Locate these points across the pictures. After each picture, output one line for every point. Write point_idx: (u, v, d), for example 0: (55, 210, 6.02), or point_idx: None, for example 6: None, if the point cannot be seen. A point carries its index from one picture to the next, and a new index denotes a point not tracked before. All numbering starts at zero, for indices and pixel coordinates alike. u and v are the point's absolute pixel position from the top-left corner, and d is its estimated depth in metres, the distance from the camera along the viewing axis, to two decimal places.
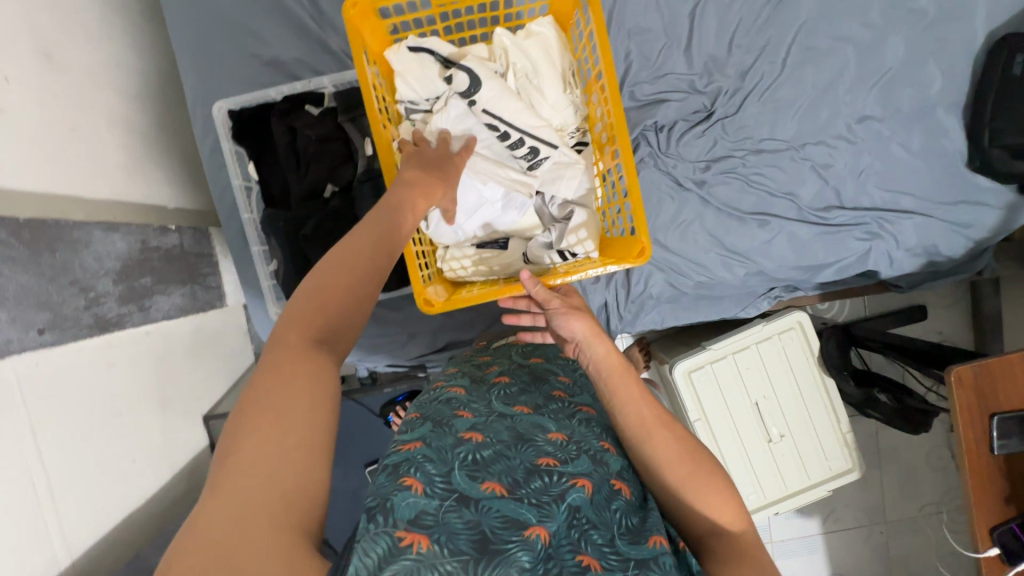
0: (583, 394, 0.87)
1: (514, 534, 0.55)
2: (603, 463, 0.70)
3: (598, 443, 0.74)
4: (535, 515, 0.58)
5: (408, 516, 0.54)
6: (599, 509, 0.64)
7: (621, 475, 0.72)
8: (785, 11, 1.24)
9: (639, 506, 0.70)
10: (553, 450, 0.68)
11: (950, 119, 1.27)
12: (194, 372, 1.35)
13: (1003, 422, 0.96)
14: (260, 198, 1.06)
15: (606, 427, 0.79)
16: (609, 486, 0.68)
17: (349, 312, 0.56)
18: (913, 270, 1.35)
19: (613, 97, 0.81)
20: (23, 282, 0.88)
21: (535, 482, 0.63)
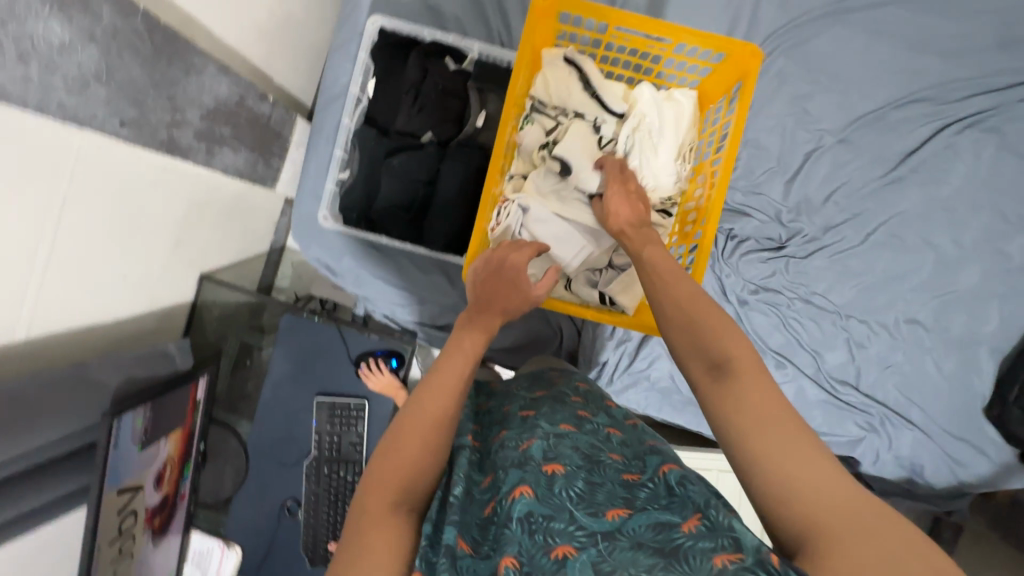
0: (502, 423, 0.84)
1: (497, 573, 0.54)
2: (525, 460, 0.68)
3: (517, 445, 0.72)
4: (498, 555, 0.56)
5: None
6: (547, 501, 0.61)
7: (553, 456, 0.69)
8: (888, 194, 1.29)
9: (578, 468, 0.67)
10: (490, 494, 0.67)
11: (989, 361, 1.29)
12: (216, 231, 1.37)
13: None
14: (363, 113, 1.09)
15: (529, 426, 0.78)
16: (544, 474, 0.65)
17: (418, 462, 0.63)
18: (891, 479, 1.36)
19: (720, 187, 0.85)
20: (133, 75, 0.91)
21: (490, 534, 0.62)
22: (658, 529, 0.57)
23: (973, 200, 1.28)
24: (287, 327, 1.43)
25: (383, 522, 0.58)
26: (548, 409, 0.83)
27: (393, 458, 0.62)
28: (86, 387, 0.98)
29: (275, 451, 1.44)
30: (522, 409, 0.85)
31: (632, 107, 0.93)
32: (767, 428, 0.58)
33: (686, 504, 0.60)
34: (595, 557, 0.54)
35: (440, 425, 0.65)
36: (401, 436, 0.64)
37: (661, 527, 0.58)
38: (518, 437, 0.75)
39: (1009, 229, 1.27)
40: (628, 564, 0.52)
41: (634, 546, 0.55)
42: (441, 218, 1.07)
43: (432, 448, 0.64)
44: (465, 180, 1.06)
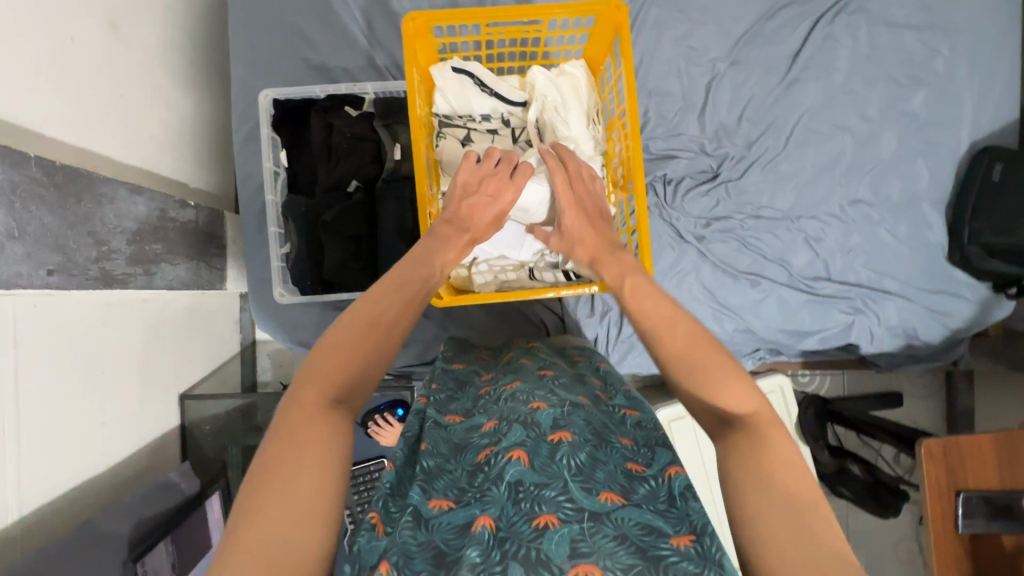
0: (509, 376, 0.82)
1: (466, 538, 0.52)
2: (532, 423, 0.64)
3: (527, 402, 0.68)
4: (476, 511, 0.55)
5: (372, 561, 0.53)
6: (544, 470, 0.58)
7: (562, 423, 0.65)
8: (791, 96, 1.36)
9: (585, 440, 0.63)
10: (489, 439, 0.64)
11: (934, 213, 1.36)
12: (181, 348, 1.35)
13: (968, 500, 0.98)
14: (286, 185, 1.11)
15: (542, 386, 0.75)
16: (547, 442, 0.62)
17: (360, 361, 0.65)
18: (892, 350, 1.41)
19: (633, 136, 0.88)
20: (46, 223, 0.90)
21: (479, 479, 0.59)
22: (647, 529, 0.54)
23: (866, 76, 1.36)
24: None
25: (319, 415, 0.59)
26: (567, 379, 0.80)
27: (333, 357, 0.64)
28: (96, 543, 0.94)
29: None
30: (537, 368, 0.84)
31: (531, 92, 0.97)
32: (769, 481, 0.56)
33: (684, 520, 0.56)
34: (576, 533, 0.51)
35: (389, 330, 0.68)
36: (342, 334, 0.66)
37: (651, 529, 0.54)
38: (531, 394, 0.71)
39: (907, 91, 1.36)
40: (607, 553, 0.50)
41: (618, 539, 0.51)
42: (393, 256, 1.05)
43: (378, 352, 0.67)
44: (402, 213, 1.06)
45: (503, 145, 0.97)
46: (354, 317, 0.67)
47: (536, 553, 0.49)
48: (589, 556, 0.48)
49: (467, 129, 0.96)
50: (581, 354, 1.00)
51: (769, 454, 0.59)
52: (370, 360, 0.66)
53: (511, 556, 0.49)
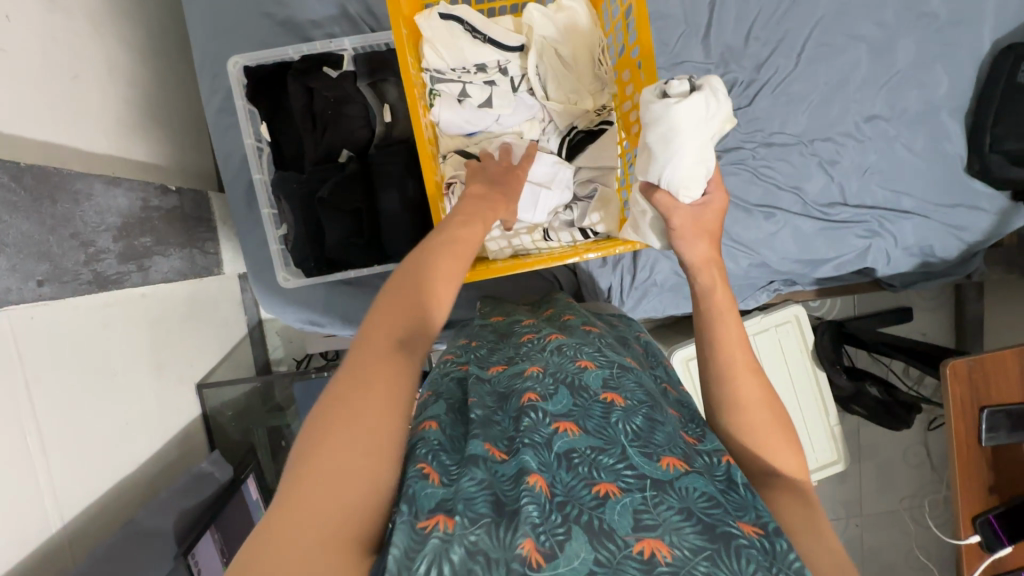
0: (549, 328, 0.84)
1: (522, 488, 0.52)
2: (584, 384, 0.66)
3: (576, 360, 0.70)
4: (529, 460, 0.54)
5: (429, 506, 0.52)
6: (599, 433, 0.60)
7: (613, 385, 0.67)
8: (802, 7, 1.25)
9: (640, 404, 0.64)
10: (534, 387, 0.64)
11: (953, 123, 1.30)
12: (188, 338, 1.31)
13: (993, 415, 0.99)
14: (272, 161, 1.03)
15: (587, 343, 0.77)
16: (600, 403, 0.63)
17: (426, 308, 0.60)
18: (908, 270, 1.39)
19: (648, 77, 0.81)
20: (24, 230, 0.84)
21: (525, 421, 0.59)
22: (712, 502, 0.54)
23: None
24: (302, 396, 1.40)
25: (390, 356, 0.55)
26: (609, 339, 0.83)
27: (397, 296, 0.59)
28: (143, 541, 0.96)
29: None
30: (580, 324, 0.87)
31: (528, 37, 0.91)
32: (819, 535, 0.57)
33: (747, 507, 0.55)
34: (640, 504, 0.52)
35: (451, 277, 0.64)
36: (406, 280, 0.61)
37: (715, 503, 0.54)
38: (578, 351, 0.73)
39: None
40: (672, 528, 0.51)
41: (683, 514, 0.52)
42: (400, 225, 1.00)
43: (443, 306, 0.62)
44: (402, 180, 1.00)
45: (502, 96, 0.91)
46: (388, 306, 0.58)
47: (600, 522, 0.50)
48: (655, 530, 0.50)
49: (462, 83, 0.90)
50: (615, 318, 1.01)
51: (828, 527, 0.58)
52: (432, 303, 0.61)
53: (572, 519, 0.50)
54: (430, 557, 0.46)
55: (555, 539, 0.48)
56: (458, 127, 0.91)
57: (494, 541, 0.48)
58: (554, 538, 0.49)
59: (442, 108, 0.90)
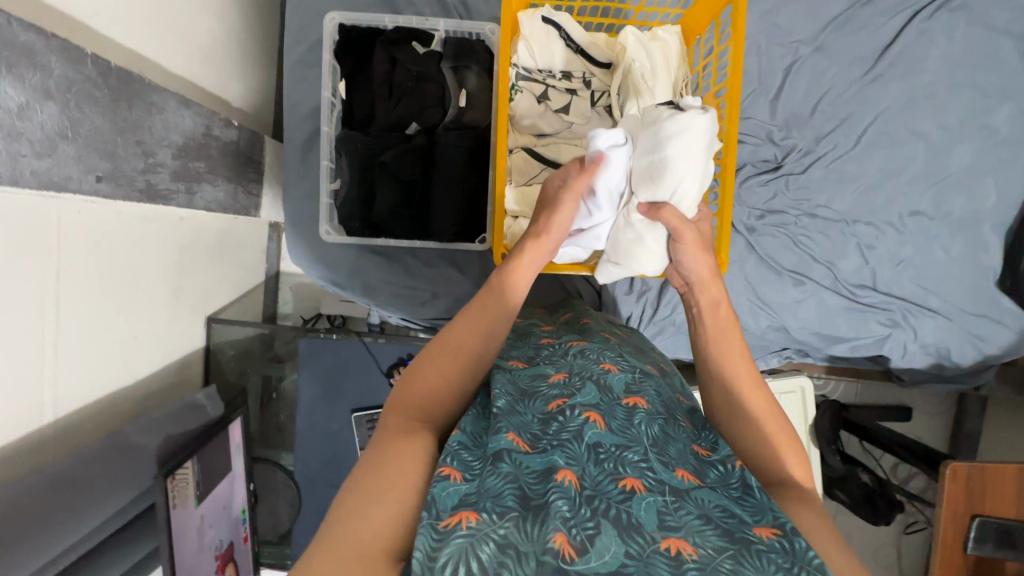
0: (568, 333, 0.88)
1: (551, 483, 0.56)
2: (606, 387, 0.70)
3: (598, 363, 0.74)
4: (560, 460, 0.58)
5: (451, 504, 0.54)
6: (623, 432, 0.64)
7: (634, 390, 0.72)
8: (871, 92, 1.29)
9: (658, 412, 0.69)
10: (559, 391, 0.69)
11: (992, 236, 1.32)
12: (208, 271, 1.32)
13: (983, 525, 0.99)
14: (340, 118, 1.04)
15: (608, 347, 0.81)
16: (622, 406, 0.68)
17: (440, 393, 0.69)
18: (922, 367, 1.39)
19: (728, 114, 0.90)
20: (97, 125, 0.86)
21: (553, 424, 0.63)
22: (729, 513, 0.58)
23: (953, 81, 1.29)
24: (306, 353, 1.38)
25: (408, 428, 0.64)
26: (632, 348, 0.87)
27: (415, 388, 0.69)
28: (125, 454, 0.95)
29: (325, 475, 1.40)
30: (599, 330, 0.91)
31: (617, 56, 0.98)
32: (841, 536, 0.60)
33: (763, 510, 0.59)
34: (661, 504, 0.56)
35: (459, 355, 0.71)
36: (422, 371, 0.70)
37: (733, 514, 0.58)
38: (602, 354, 0.78)
39: (991, 103, 1.29)
40: (694, 530, 0.55)
41: (703, 518, 0.56)
42: (449, 207, 1.02)
43: (458, 388, 0.70)
44: (460, 164, 1.01)
45: (580, 106, 0.98)
46: (411, 381, 0.70)
47: (627, 515, 0.54)
48: (679, 530, 0.54)
49: (545, 84, 0.97)
50: (628, 331, 1.03)
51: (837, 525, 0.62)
52: (444, 383, 0.70)
53: (602, 514, 0.54)
54: (458, 552, 0.49)
55: (585, 533, 0.52)
56: (531, 126, 0.97)
57: (522, 536, 0.52)
58: (585, 533, 0.52)
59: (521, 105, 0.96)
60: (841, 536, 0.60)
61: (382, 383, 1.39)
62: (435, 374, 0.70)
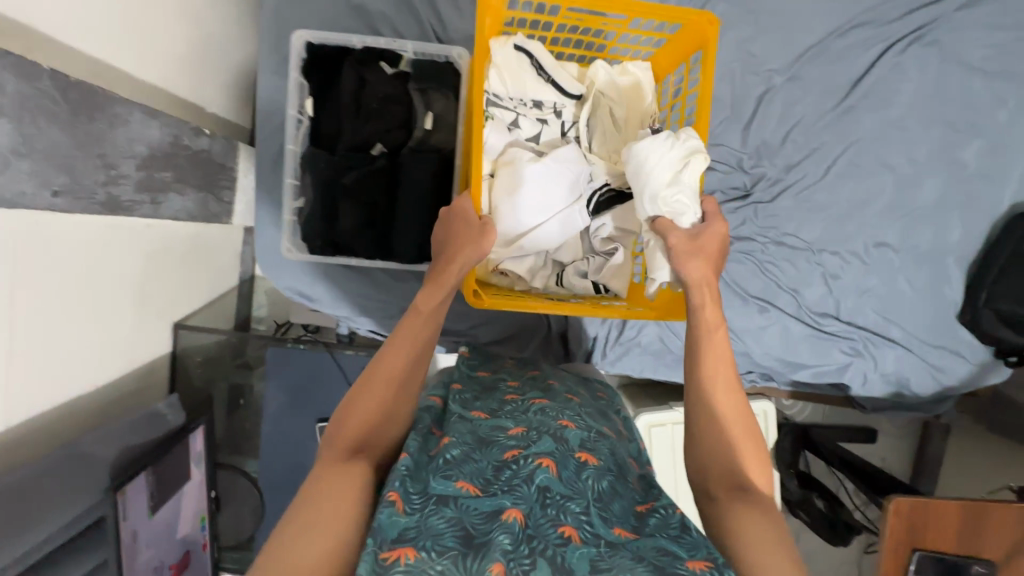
0: (532, 392, 0.97)
1: (496, 525, 0.61)
2: (561, 441, 0.77)
3: (556, 421, 0.82)
4: (509, 501, 0.65)
5: (392, 536, 0.59)
6: (569, 483, 0.71)
7: (587, 448, 0.79)
8: (843, 123, 1.30)
9: (607, 468, 0.78)
10: (517, 442, 0.76)
11: (956, 269, 1.34)
12: (177, 277, 1.33)
13: (922, 559, 1.02)
14: (307, 136, 1.05)
15: (568, 408, 0.90)
16: (574, 461, 0.75)
17: (375, 417, 0.75)
18: (880, 396, 1.41)
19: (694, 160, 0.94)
20: (55, 141, 0.86)
21: (506, 472, 0.71)
22: (664, 552, 0.64)
23: (924, 115, 1.30)
24: (273, 360, 1.39)
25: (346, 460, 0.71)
26: (591, 411, 0.95)
27: (350, 418, 0.75)
28: (79, 466, 0.95)
29: (289, 484, 1.41)
30: (562, 392, 0.99)
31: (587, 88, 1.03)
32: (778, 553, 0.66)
33: (698, 547, 0.65)
34: (595, 555, 0.61)
35: (391, 387, 0.77)
36: (359, 399, 0.75)
37: (667, 553, 0.64)
38: (560, 412, 0.86)
39: (961, 138, 1.30)
40: (626, 568, 0.60)
41: (636, 559, 0.62)
42: (414, 230, 1.03)
43: (389, 412, 0.77)
44: (424, 188, 1.02)
45: (550, 135, 1.03)
46: (348, 409, 0.75)
47: (561, 556, 0.60)
48: (609, 570, 0.59)
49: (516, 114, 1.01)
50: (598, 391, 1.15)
51: (781, 538, 0.68)
52: (379, 413, 0.76)
53: (538, 552, 0.60)
54: None
55: (522, 567, 0.58)
56: (499, 154, 1.00)
57: (459, 569, 0.56)
58: (521, 567, 0.58)
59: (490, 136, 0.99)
60: (791, 560, 0.65)
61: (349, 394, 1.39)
62: (370, 402, 0.76)
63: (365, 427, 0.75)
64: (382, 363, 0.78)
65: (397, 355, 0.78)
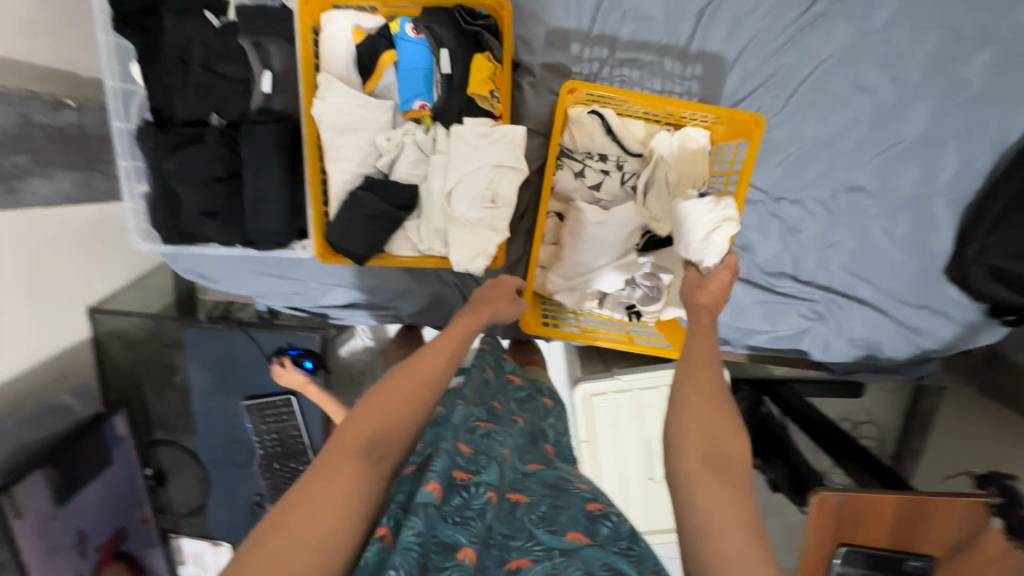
0: (483, 406, 0.85)
1: (451, 561, 0.56)
2: (505, 469, 0.69)
3: (503, 447, 0.73)
4: (462, 538, 0.58)
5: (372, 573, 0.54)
6: (510, 521, 0.64)
7: (519, 489, 0.70)
8: (809, 38, 1.04)
9: (542, 495, 0.69)
10: (467, 462, 0.68)
11: (946, 215, 1.11)
12: (82, 262, 1.25)
13: (849, 553, 0.92)
14: (142, 108, 0.93)
15: (508, 434, 0.78)
16: (508, 501, 0.67)
17: (397, 423, 0.63)
18: (849, 361, 1.23)
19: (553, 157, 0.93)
20: None
21: (455, 498, 0.63)
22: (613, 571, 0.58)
23: (917, 20, 1.02)
24: (191, 341, 1.34)
25: (352, 461, 0.58)
26: (525, 440, 0.85)
27: (364, 415, 0.63)
28: None
29: (226, 457, 1.43)
30: (507, 412, 0.88)
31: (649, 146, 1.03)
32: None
33: (646, 560, 0.61)
34: (549, 570, 0.57)
35: (433, 390, 0.68)
36: (393, 390, 0.66)
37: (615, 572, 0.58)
38: (499, 438, 0.76)
39: (965, 48, 1.03)
40: None
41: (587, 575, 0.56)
42: (264, 215, 0.90)
43: (411, 425, 0.65)
44: (270, 164, 0.88)
45: (611, 188, 1.04)
46: (369, 405, 0.64)
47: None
48: None
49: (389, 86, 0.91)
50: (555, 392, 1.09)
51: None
52: (412, 414, 0.65)
53: None
54: None
55: None
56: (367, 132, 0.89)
57: None
58: None
59: (330, 96, 0.85)
60: None
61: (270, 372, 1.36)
62: (393, 402, 0.64)
63: (382, 429, 0.62)
64: (407, 368, 0.69)
65: (439, 360, 0.71)
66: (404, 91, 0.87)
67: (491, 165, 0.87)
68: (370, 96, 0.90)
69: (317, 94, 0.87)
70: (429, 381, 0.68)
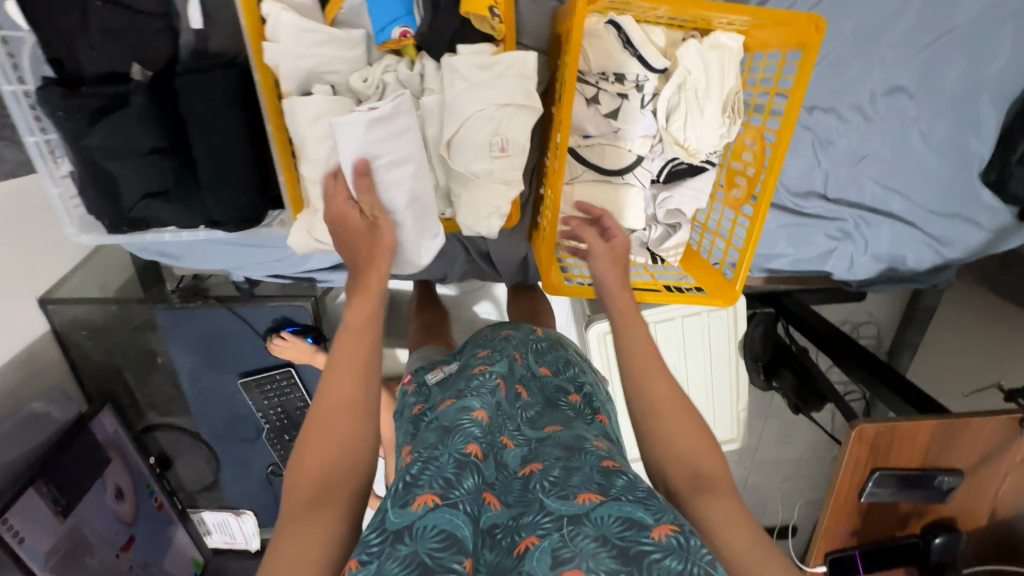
0: (501, 360, 0.78)
1: (454, 558, 0.48)
2: (504, 463, 0.63)
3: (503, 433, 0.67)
4: (466, 530, 0.51)
5: None
6: (519, 503, 0.58)
7: (532, 458, 0.64)
8: None
9: (555, 458, 0.62)
10: (480, 436, 0.62)
11: (992, 113, 1.00)
12: (16, 249, 1.07)
13: (882, 477, 0.93)
14: (33, 59, 0.70)
15: (513, 415, 0.71)
16: (518, 478, 0.61)
17: (340, 453, 0.55)
18: (868, 277, 1.15)
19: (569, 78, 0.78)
20: None
21: (466, 480, 0.56)
22: (627, 525, 0.51)
23: None
24: (166, 324, 1.20)
25: (314, 502, 0.52)
26: (541, 403, 0.77)
27: (306, 461, 0.54)
28: None
29: (229, 434, 1.36)
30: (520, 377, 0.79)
31: (674, 60, 0.86)
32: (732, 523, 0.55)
33: (665, 511, 0.53)
34: (558, 542, 0.50)
35: (360, 413, 0.57)
36: (309, 447, 0.55)
37: (631, 523, 0.51)
38: (503, 423, 0.68)
39: None
40: (590, 554, 0.49)
41: (600, 540, 0.50)
42: (225, 190, 0.74)
43: (353, 439, 0.56)
44: (223, 126, 0.71)
45: (629, 113, 0.88)
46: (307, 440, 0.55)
47: None
48: (571, 563, 0.48)
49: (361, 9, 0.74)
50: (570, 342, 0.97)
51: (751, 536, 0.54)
52: (345, 449, 0.55)
53: None
54: None
55: None
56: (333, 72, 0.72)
57: None
58: None
59: (284, 35, 0.67)
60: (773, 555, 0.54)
61: (260, 347, 1.24)
62: (330, 435, 0.55)
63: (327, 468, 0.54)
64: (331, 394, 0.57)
65: (345, 395, 0.57)
66: (378, 16, 0.71)
67: (496, 104, 0.71)
68: (333, 24, 0.73)
69: (267, 35, 0.68)
70: (365, 395, 0.58)
